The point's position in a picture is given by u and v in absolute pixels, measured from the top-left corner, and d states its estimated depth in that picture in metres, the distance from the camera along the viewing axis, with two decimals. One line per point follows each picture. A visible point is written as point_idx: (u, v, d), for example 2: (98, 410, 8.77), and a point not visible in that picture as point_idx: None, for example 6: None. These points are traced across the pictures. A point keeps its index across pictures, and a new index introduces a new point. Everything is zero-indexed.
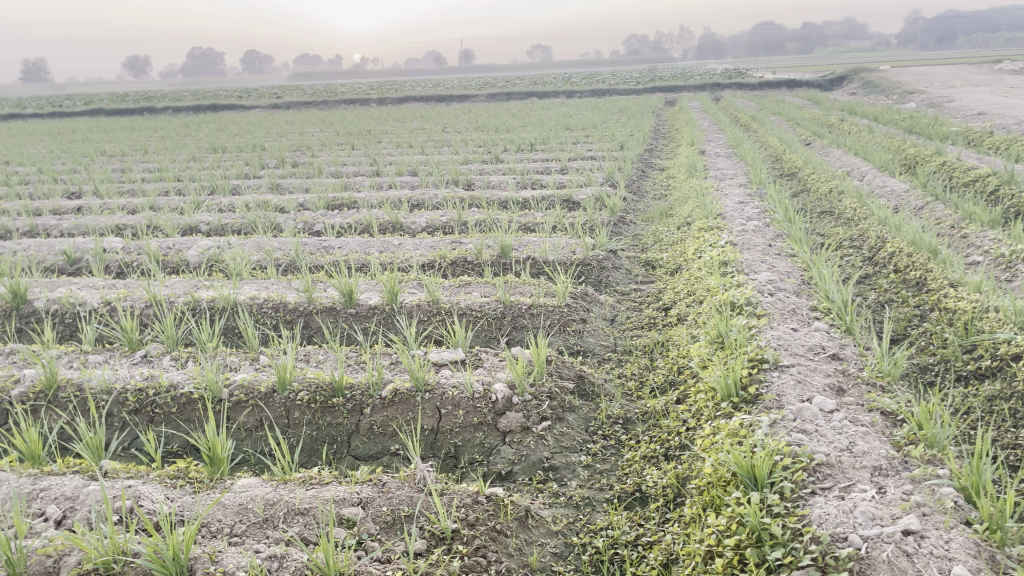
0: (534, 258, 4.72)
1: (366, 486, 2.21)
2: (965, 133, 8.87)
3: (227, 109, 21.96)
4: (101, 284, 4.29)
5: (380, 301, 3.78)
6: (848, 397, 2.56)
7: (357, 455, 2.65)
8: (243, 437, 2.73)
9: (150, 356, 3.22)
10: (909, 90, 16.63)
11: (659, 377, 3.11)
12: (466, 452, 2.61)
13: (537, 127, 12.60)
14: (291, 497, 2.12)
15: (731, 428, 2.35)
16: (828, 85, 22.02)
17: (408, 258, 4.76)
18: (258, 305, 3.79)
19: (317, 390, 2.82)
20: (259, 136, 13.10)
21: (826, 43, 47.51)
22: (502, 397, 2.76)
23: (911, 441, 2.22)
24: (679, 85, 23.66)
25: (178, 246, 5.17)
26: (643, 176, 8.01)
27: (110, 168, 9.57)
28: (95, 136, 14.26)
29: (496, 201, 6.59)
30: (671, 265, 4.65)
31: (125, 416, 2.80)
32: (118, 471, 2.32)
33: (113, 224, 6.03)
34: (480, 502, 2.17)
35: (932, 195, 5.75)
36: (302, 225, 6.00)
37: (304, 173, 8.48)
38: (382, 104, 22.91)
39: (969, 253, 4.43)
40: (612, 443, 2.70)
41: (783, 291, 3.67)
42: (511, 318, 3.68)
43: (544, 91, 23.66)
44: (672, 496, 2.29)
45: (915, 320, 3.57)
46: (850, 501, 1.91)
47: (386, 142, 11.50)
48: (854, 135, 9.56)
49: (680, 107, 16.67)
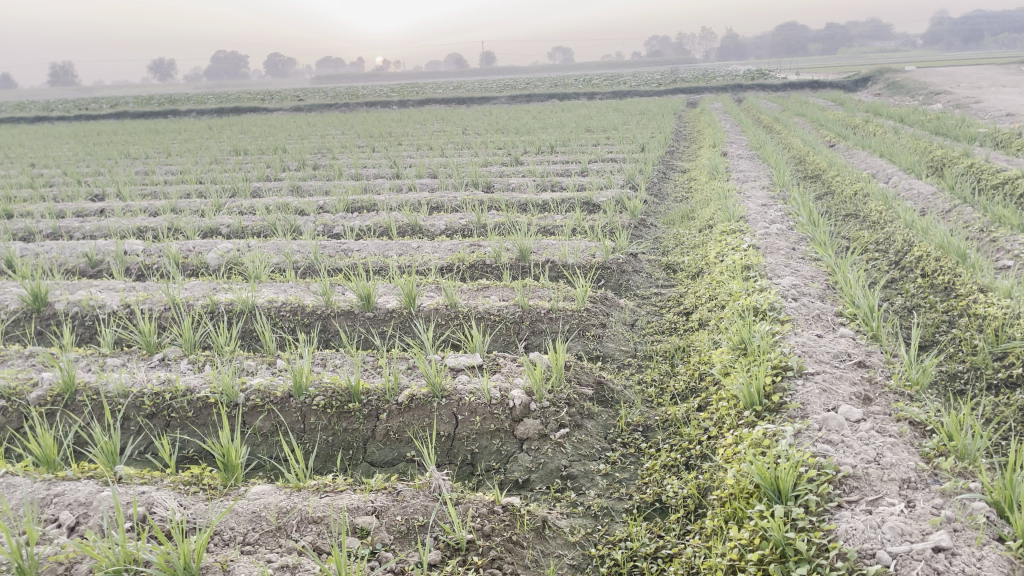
0: (554, 260, 4.68)
1: (380, 494, 2.17)
2: (994, 133, 8.72)
3: (249, 112, 22.14)
4: (120, 286, 4.31)
5: (397, 305, 3.75)
6: (875, 405, 2.49)
7: (373, 461, 2.62)
8: (258, 442, 2.71)
9: (168, 359, 3.21)
10: (936, 90, 16.40)
11: (679, 384, 3.06)
12: (483, 459, 2.57)
13: (557, 129, 12.55)
14: (305, 505, 2.09)
15: (754, 438, 2.29)
16: (851, 86, 21.81)
17: (427, 261, 4.73)
18: (276, 308, 3.78)
19: (333, 395, 2.79)
20: (280, 138, 13.16)
21: (850, 43, 47.10)
22: (520, 404, 2.72)
23: (940, 453, 2.16)
24: (701, 86, 23.51)
25: (198, 249, 5.18)
26: (664, 178, 7.94)
27: (133, 171, 9.64)
28: (119, 138, 14.37)
29: (515, 204, 6.56)
30: (693, 269, 4.58)
31: (141, 420, 2.79)
32: (132, 477, 2.31)
33: (135, 226, 6.07)
34: (496, 512, 2.12)
35: (960, 198, 5.64)
36: (321, 227, 6.00)
37: (324, 175, 8.50)
38: (402, 107, 22.93)
39: (999, 257, 4.32)
40: (631, 451, 2.65)
41: (807, 296, 3.60)
42: (529, 322, 3.64)
43: (565, 93, 23.66)
44: (693, 508, 2.23)
45: (943, 326, 3.50)
46: (878, 515, 1.85)
47: (407, 144, 11.51)
48: (880, 136, 9.43)
49: (701, 108, 16.55)
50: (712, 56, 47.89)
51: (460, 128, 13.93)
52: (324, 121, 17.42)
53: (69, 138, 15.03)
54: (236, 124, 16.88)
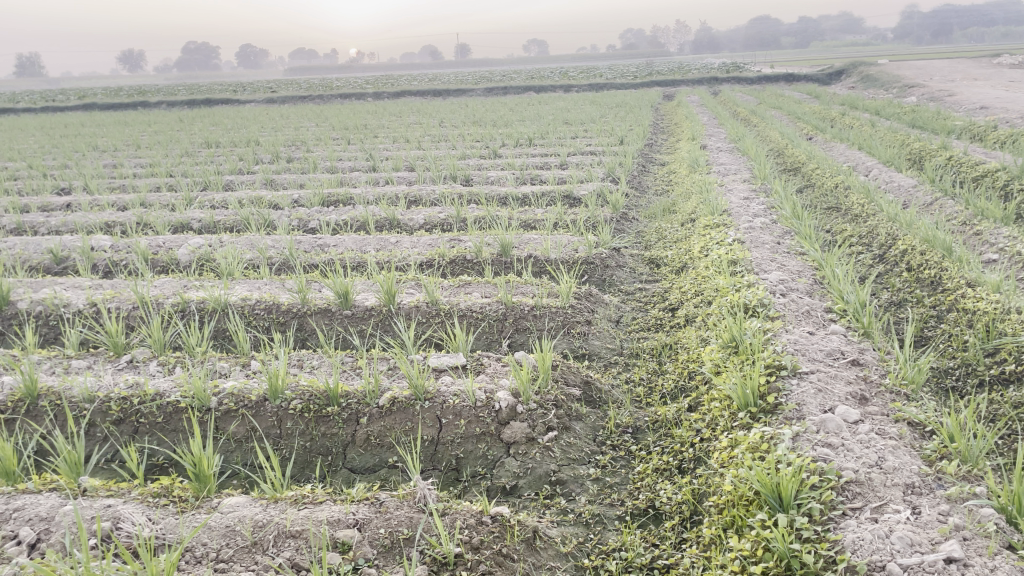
0: (536, 256, 4.57)
1: (362, 506, 2.06)
2: (970, 126, 8.73)
3: (221, 104, 21.78)
4: (87, 283, 4.15)
5: (377, 302, 3.64)
6: (872, 406, 2.42)
7: (354, 468, 2.50)
8: (232, 448, 2.58)
9: (137, 361, 3.07)
10: (910, 83, 16.48)
11: (669, 383, 2.98)
12: (468, 464, 2.47)
13: (536, 121, 12.43)
14: (282, 518, 1.98)
15: (751, 441, 2.20)
16: (826, 79, 21.91)
17: (406, 257, 4.61)
18: (250, 307, 3.64)
19: (311, 398, 2.68)
20: (252, 130, 12.94)
21: (822, 38, 47.46)
22: (506, 406, 2.62)
23: (942, 455, 2.09)
24: (677, 79, 23.49)
25: (168, 245, 5.00)
26: (644, 171, 7.87)
27: (101, 164, 9.36)
28: (87, 130, 14.01)
29: (494, 197, 6.45)
30: (677, 264, 4.51)
31: (108, 427, 2.65)
32: (97, 489, 2.18)
33: (102, 221, 5.87)
34: (485, 523, 2.02)
35: (941, 191, 5.62)
36: (297, 221, 5.84)
37: (299, 168, 8.32)
38: (377, 98, 22.69)
39: (983, 250, 4.29)
40: (621, 454, 2.57)
41: (795, 292, 3.54)
42: (513, 320, 3.54)
43: (541, 85, 23.58)
44: (688, 514, 2.15)
45: (931, 321, 3.46)
46: (885, 524, 1.78)
47: (383, 137, 11.34)
48: (856, 129, 9.43)
49: (678, 100, 16.49)
50: (686, 49, 48.00)
51: (437, 120, 13.75)
52: (297, 112, 17.21)
53: (35, 130, 14.70)
54: (208, 116, 16.63)
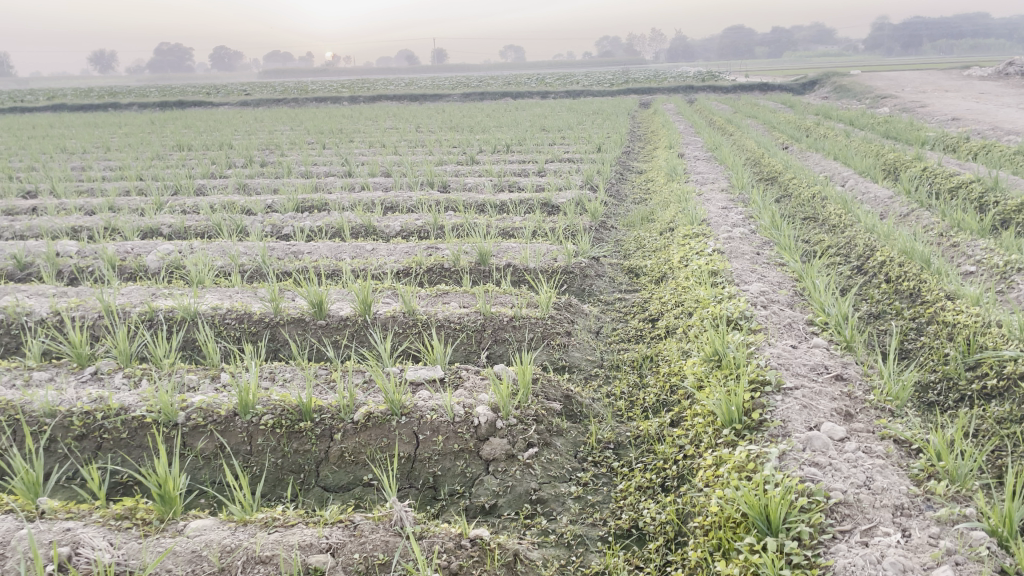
0: (514, 265, 4.51)
1: (336, 529, 1.98)
2: (943, 137, 8.82)
3: (193, 107, 21.51)
4: (51, 291, 4.02)
5: (352, 312, 3.55)
6: (857, 423, 2.38)
7: (327, 486, 2.42)
8: (200, 466, 2.48)
9: (101, 373, 2.96)
10: (883, 94, 16.68)
11: (650, 397, 2.93)
12: (446, 482, 2.39)
13: (513, 128, 12.39)
14: (251, 542, 1.89)
15: (737, 461, 2.15)
16: (800, 89, 22.12)
17: (383, 264, 4.53)
18: (221, 316, 3.54)
19: (282, 413, 2.59)
20: (225, 133, 12.78)
21: (795, 49, 48.07)
22: (485, 422, 2.54)
23: (929, 474, 2.06)
24: (653, 87, 23.59)
25: (137, 250, 4.87)
26: (622, 179, 7.85)
27: (69, 167, 9.16)
28: (55, 132, 13.74)
29: (472, 204, 6.38)
30: (656, 274, 4.47)
31: (70, 444, 2.53)
32: (55, 510, 2.08)
33: (68, 226, 5.72)
34: (464, 547, 1.95)
35: (917, 203, 5.65)
36: (270, 227, 5.73)
37: (273, 172, 8.20)
38: (352, 102, 22.54)
39: (961, 262, 4.29)
40: (603, 471, 2.51)
41: (776, 304, 3.50)
42: (492, 330, 3.47)
43: (518, 91, 23.55)
44: (672, 536, 2.10)
45: (911, 333, 3.44)
46: (875, 548, 1.74)
47: (358, 141, 11.22)
48: (831, 139, 9.49)
49: (654, 109, 16.54)
50: (662, 57, 48.31)
51: (414, 126, 13.65)
52: (272, 115, 17.07)
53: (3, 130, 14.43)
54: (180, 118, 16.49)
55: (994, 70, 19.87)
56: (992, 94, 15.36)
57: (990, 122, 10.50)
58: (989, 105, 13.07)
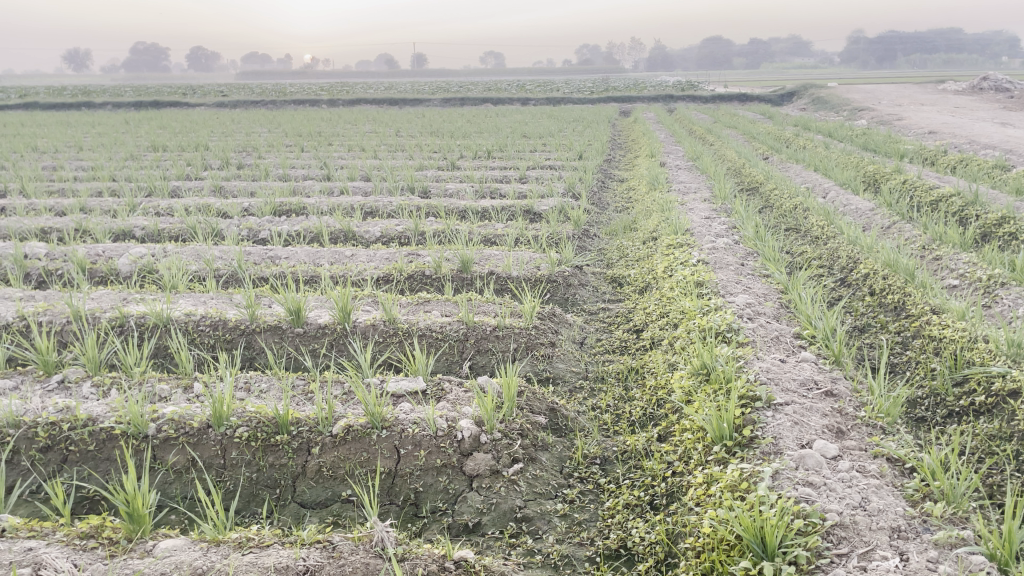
0: (497, 273, 4.44)
1: (313, 550, 1.89)
2: (920, 150, 8.88)
3: (169, 107, 21.22)
4: (19, 294, 3.89)
5: (331, 320, 3.46)
6: (849, 440, 2.33)
7: (303, 502, 2.33)
8: (171, 480, 2.39)
9: (68, 382, 2.84)
10: (860, 107, 16.83)
11: (636, 411, 2.86)
12: (428, 499, 2.31)
13: (494, 134, 12.33)
14: (223, 564, 1.80)
15: (730, 479, 2.09)
16: (778, 100, 22.29)
17: (362, 271, 4.44)
18: (194, 323, 3.44)
19: (258, 425, 2.49)
20: (201, 134, 12.60)
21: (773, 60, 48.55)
22: (469, 436, 2.46)
23: (924, 494, 2.01)
24: (632, 95, 23.65)
25: (108, 253, 4.75)
26: (603, 187, 7.82)
27: (40, 166, 8.97)
28: (27, 130, 13.46)
29: (453, 210, 6.31)
30: (640, 283, 4.43)
31: (33, 456, 2.42)
32: (17, 528, 1.96)
33: (37, 228, 5.55)
34: (448, 570, 1.87)
35: (898, 216, 5.66)
36: (246, 231, 5.62)
37: (250, 174, 8.07)
38: (330, 105, 22.39)
39: (945, 276, 4.28)
40: (590, 488, 2.45)
41: (763, 316, 3.46)
42: (474, 340, 3.40)
43: (498, 96, 23.49)
44: (663, 556, 2.04)
45: (897, 347, 3.42)
46: (875, 573, 1.69)
47: (338, 145, 11.12)
48: (811, 151, 9.54)
49: (635, 117, 16.57)
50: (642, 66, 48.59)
51: (393, 130, 13.56)
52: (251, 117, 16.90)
53: None
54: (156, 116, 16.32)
55: (968, 85, 20.14)
56: (967, 108, 15.56)
57: (966, 137, 10.61)
58: (965, 120, 13.23)
